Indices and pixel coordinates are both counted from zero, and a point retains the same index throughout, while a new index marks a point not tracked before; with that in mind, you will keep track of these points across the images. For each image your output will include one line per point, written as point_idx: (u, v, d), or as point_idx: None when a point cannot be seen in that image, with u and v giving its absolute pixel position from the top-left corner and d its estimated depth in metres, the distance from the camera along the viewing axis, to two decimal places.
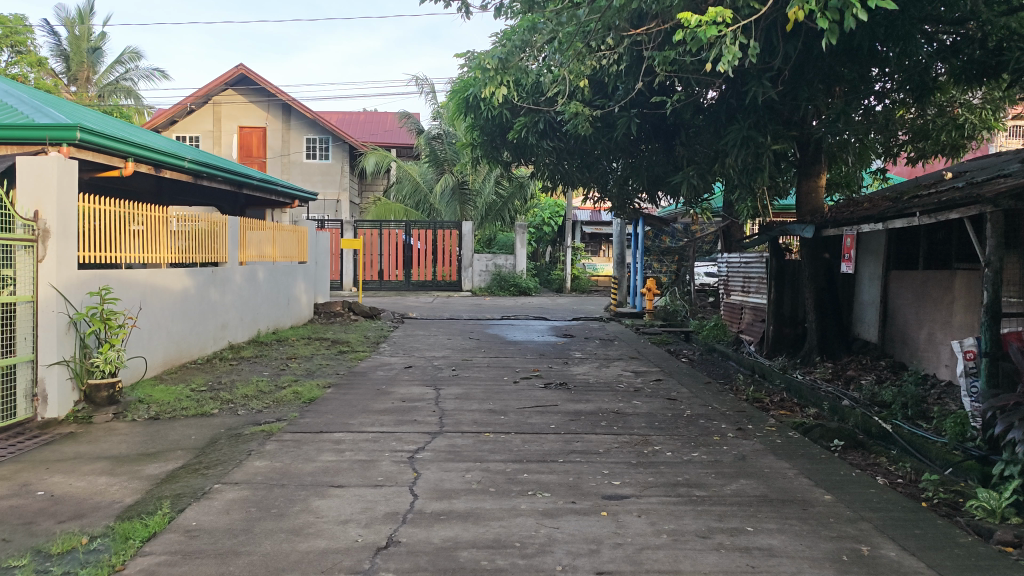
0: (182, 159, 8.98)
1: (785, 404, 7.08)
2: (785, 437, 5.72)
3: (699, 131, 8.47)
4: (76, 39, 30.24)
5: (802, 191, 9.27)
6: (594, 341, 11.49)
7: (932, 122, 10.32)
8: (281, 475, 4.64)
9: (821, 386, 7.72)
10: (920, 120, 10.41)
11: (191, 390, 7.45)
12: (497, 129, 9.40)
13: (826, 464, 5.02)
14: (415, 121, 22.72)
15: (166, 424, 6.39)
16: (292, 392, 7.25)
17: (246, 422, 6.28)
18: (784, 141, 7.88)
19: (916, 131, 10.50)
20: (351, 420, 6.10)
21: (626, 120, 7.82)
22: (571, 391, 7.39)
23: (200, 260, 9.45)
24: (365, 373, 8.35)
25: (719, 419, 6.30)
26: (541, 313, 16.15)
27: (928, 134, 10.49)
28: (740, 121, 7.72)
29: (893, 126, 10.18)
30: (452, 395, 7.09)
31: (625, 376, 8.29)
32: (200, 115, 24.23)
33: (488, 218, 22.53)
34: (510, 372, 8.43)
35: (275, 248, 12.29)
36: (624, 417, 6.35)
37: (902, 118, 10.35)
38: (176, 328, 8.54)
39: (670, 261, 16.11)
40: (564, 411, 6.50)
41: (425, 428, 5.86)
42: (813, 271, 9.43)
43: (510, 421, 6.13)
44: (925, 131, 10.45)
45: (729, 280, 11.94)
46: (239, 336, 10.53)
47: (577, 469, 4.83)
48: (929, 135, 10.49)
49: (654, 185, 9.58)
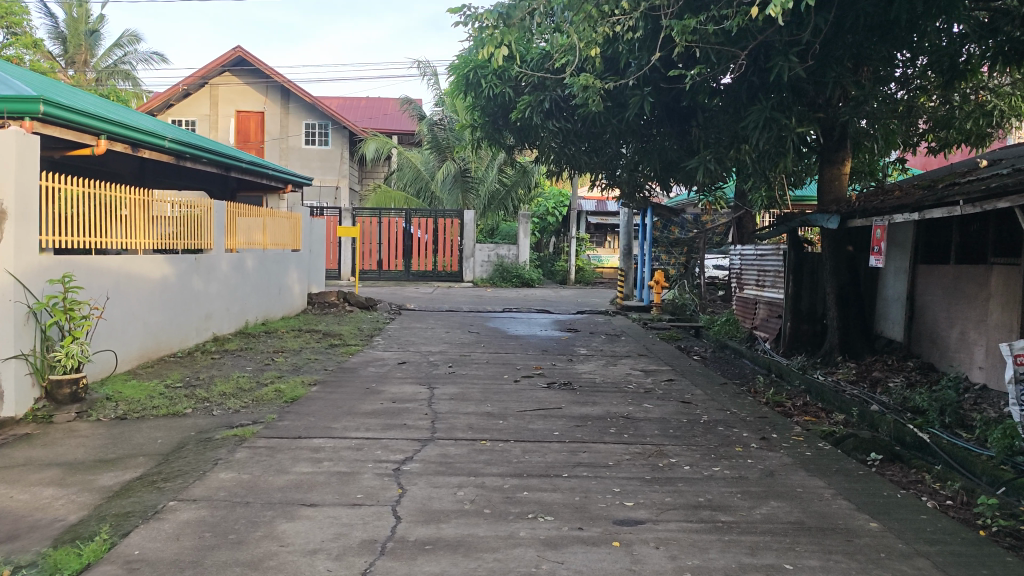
0: (163, 138, 8.39)
1: (810, 409, 6.50)
2: (814, 449, 5.14)
3: (715, 114, 7.87)
4: (74, 21, 29.76)
5: (825, 178, 8.65)
6: (600, 336, 10.91)
7: (957, 111, 9.52)
8: (247, 491, 4.07)
9: (847, 389, 7.15)
10: (943, 108, 9.66)
11: (165, 387, 6.89)
12: (499, 108, 8.82)
13: (866, 483, 4.44)
14: (416, 106, 22.11)
15: (132, 425, 5.82)
16: (274, 391, 6.68)
17: (219, 424, 5.70)
18: (809, 124, 7.28)
19: (937, 119, 9.73)
20: (334, 423, 5.52)
21: (639, 98, 7.25)
22: (576, 392, 6.81)
23: (183, 247, 8.86)
24: (355, 370, 7.77)
25: (739, 426, 5.72)
26: (544, 305, 15.57)
27: (951, 124, 9.70)
28: (762, 101, 7.13)
29: (915, 115, 9.46)
30: (447, 396, 6.52)
31: (635, 376, 7.70)
32: (196, 98, 23.60)
33: (491, 207, 21.87)
34: (511, 370, 7.85)
35: (266, 235, 11.71)
36: (636, 422, 5.77)
37: (924, 105, 9.62)
38: (152, 319, 7.96)
39: (678, 253, 14.76)
40: (569, 415, 5.93)
41: (415, 434, 5.29)
42: (835, 265, 8.85)
43: (510, 426, 5.55)
44: (948, 121, 9.66)
45: (742, 273, 11.32)
46: (225, 327, 9.96)
47: (583, 487, 4.26)
48: (952, 124, 9.70)
49: (667, 171, 8.98)
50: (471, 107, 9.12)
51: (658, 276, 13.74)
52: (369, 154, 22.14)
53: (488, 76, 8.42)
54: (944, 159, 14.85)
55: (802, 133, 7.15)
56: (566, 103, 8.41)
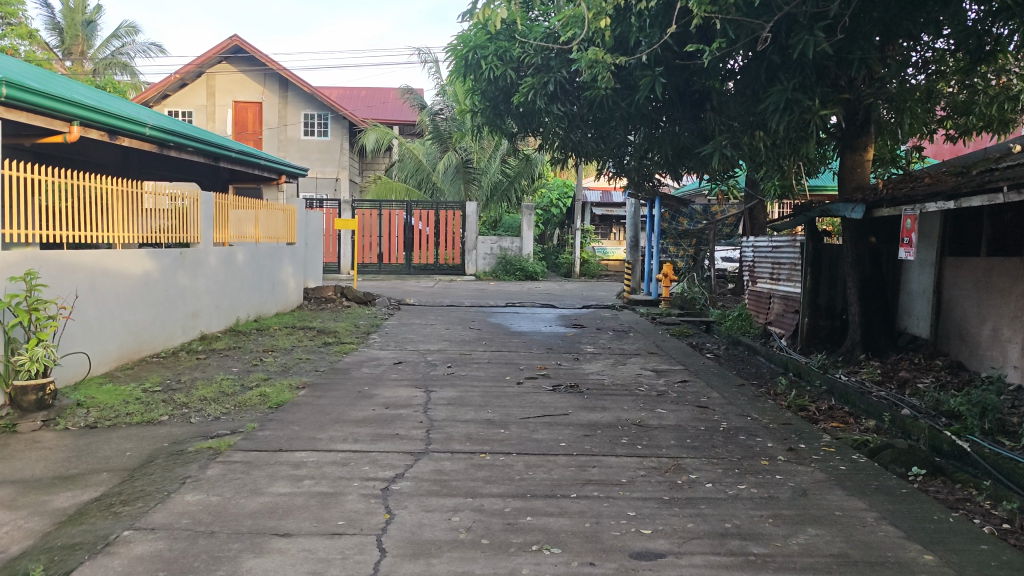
0: (144, 125, 7.91)
1: (836, 414, 6.05)
2: (849, 463, 4.65)
3: (732, 96, 7.36)
4: (71, 12, 29.30)
5: (847, 165, 8.12)
6: (608, 333, 10.40)
7: (978, 96, 8.97)
8: (214, 518, 3.61)
9: (873, 391, 6.65)
10: (964, 93, 9.11)
11: (143, 391, 6.42)
12: (500, 92, 8.33)
13: (912, 505, 3.95)
14: (417, 96, 21.59)
15: (101, 436, 5.35)
16: (259, 395, 6.21)
17: (196, 434, 5.23)
18: (833, 105, 6.77)
19: (957, 105, 9.19)
20: (319, 434, 5.04)
21: (651, 78, 6.76)
22: (584, 396, 6.32)
23: (167, 240, 8.36)
24: (348, 371, 7.28)
25: (763, 436, 5.23)
26: (549, 299, 15.06)
27: (972, 109, 9.15)
28: (783, 81, 6.63)
29: (934, 100, 8.93)
30: (444, 401, 6.04)
31: (646, 376, 7.22)
32: (192, 89, 23.09)
33: (494, 198, 21.11)
34: (514, 371, 7.37)
35: (258, 227, 11.21)
36: (650, 431, 5.28)
37: (943, 90, 9.09)
38: (132, 318, 7.49)
39: (687, 245, 14.33)
40: (576, 424, 5.44)
41: (407, 446, 4.81)
42: (857, 257, 8.34)
43: (513, 436, 5.06)
44: (968, 107, 9.13)
45: (755, 266, 10.79)
46: (214, 325, 9.49)
47: (595, 510, 3.78)
48: (973, 110, 9.15)
49: (678, 159, 8.47)
50: (471, 91, 8.60)
51: (667, 269, 13.22)
52: (368, 145, 21.58)
53: (489, 56, 7.88)
54: (965, 146, 14.27)
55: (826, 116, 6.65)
56: (571, 84, 7.90)
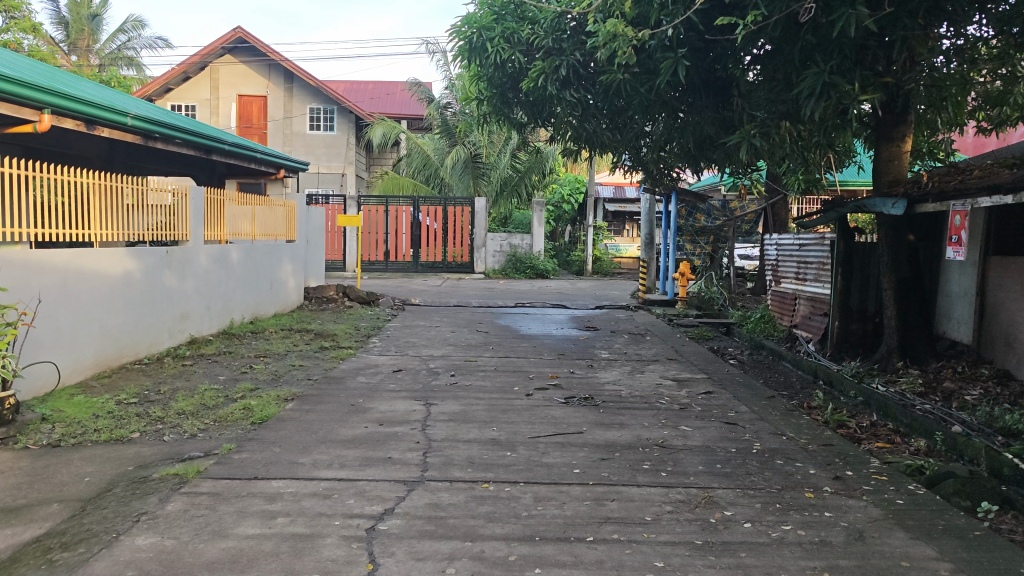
0: (125, 115, 7.36)
1: (880, 433, 5.43)
2: (906, 496, 4.04)
3: (762, 82, 6.77)
4: (76, 6, 28.82)
5: (882, 157, 7.46)
6: (622, 336, 9.80)
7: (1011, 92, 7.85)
8: (164, 570, 3.05)
9: (917, 404, 6.02)
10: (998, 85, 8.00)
11: (117, 403, 5.87)
12: (508, 78, 7.76)
13: (990, 552, 3.34)
14: (426, 89, 20.96)
15: (62, 456, 4.80)
16: (242, 409, 5.65)
17: (166, 456, 4.67)
18: (874, 90, 6.16)
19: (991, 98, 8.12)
20: (302, 458, 4.47)
21: (674, 61, 6.19)
22: (599, 410, 5.74)
23: (153, 238, 7.81)
24: (343, 380, 6.72)
25: (803, 459, 4.63)
26: (560, 299, 14.47)
27: (1006, 103, 8.04)
28: (819, 63, 6.05)
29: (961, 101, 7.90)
30: (445, 416, 5.48)
31: (665, 387, 6.61)
32: (196, 82, 22.60)
33: (504, 194, 20.76)
34: (523, 380, 6.80)
35: (255, 224, 10.66)
36: (675, 454, 4.68)
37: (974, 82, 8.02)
38: (111, 321, 6.94)
39: (705, 242, 13.57)
40: (591, 444, 4.85)
41: (400, 474, 4.23)
42: (894, 256, 7.68)
43: (520, 461, 4.48)
44: (1002, 100, 8.04)
45: (779, 265, 10.15)
46: (205, 328, 8.95)
47: (614, 558, 3.20)
48: (1006, 104, 8.04)
49: (699, 151, 7.88)
50: (476, 78, 8.04)
51: (684, 267, 12.47)
52: (375, 140, 21.03)
53: (495, 38, 7.37)
54: (996, 139, 13.58)
55: (866, 101, 6.05)
56: (585, 67, 7.34)
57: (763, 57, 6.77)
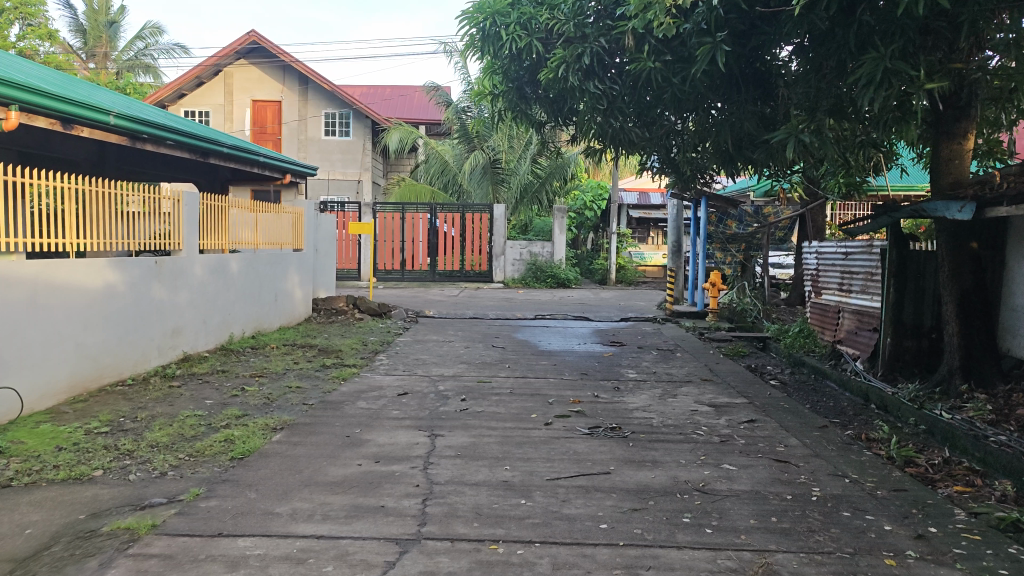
0: (108, 114, 6.77)
1: (957, 474, 4.64)
2: (1009, 564, 3.28)
3: (810, 70, 6.06)
4: (93, 13, 28.60)
5: (941, 156, 6.69)
6: (650, 353, 9.05)
7: None
8: None
9: (991, 435, 5.22)
10: None
11: (85, 434, 5.22)
12: (525, 68, 7.13)
13: None
14: (444, 93, 20.36)
15: (9, 498, 4.14)
16: (223, 441, 4.99)
17: (124, 502, 3.99)
18: (941, 77, 5.40)
19: None
20: (279, 507, 3.80)
21: (713, 46, 5.54)
22: (627, 444, 5.02)
23: (140, 247, 7.18)
24: (341, 405, 6.05)
25: (874, 511, 3.88)
26: (583, 310, 13.74)
27: None
28: (878, 47, 5.31)
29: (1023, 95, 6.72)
30: (451, 451, 4.78)
31: (702, 415, 5.86)
32: (211, 88, 22.18)
33: (524, 202, 19.94)
34: (542, 406, 6.08)
35: (259, 232, 10.05)
36: (719, 502, 3.95)
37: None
38: (89, 339, 6.33)
39: (735, 250, 12.62)
40: (621, 490, 4.12)
41: (393, 530, 3.53)
42: (956, 266, 6.81)
43: (536, 513, 3.76)
44: None
45: (820, 275, 9.37)
46: (200, 343, 8.32)
47: None
48: None
49: (735, 153, 7.18)
50: (490, 75, 7.42)
51: (713, 277, 11.92)
52: (392, 146, 20.51)
53: (510, 25, 6.77)
54: None
55: (932, 90, 5.29)
56: (610, 56, 6.63)
57: (808, 46, 6.04)
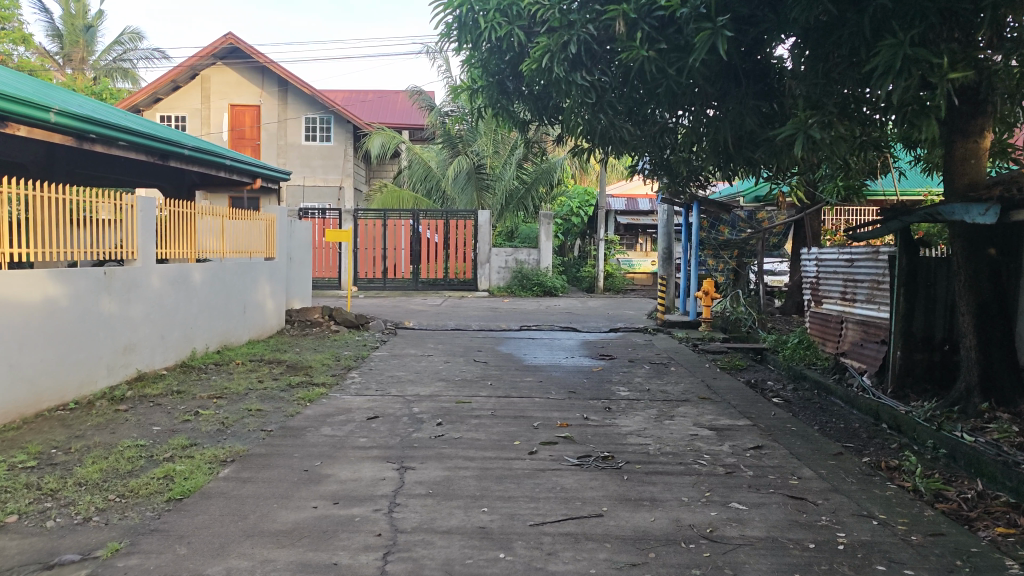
0: (48, 112, 6.11)
1: (995, 511, 4.09)
2: None
3: (819, 60, 5.52)
4: (70, 17, 27.91)
5: (957, 155, 6.15)
6: (643, 368, 8.49)
7: None
8: None
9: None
10: None
11: (7, 469, 4.58)
12: (508, 58, 6.59)
13: None
14: (427, 97, 19.79)
15: None
16: (164, 478, 4.36)
17: (32, 559, 3.36)
18: (964, 67, 4.88)
19: None
20: (211, 567, 3.19)
21: (713, 31, 5.01)
22: (621, 478, 4.44)
23: (94, 256, 6.51)
24: (304, 431, 5.45)
25: (912, 563, 3.32)
26: (570, 320, 13.18)
27: None
28: (896, 33, 4.80)
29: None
30: (421, 489, 4.19)
31: (703, 440, 5.30)
32: (187, 91, 21.55)
33: (510, 207, 19.32)
34: (526, 430, 5.51)
35: (226, 240, 9.43)
36: (732, 554, 3.37)
37: None
38: (25, 360, 5.70)
39: (728, 256, 12.17)
40: (617, 537, 3.54)
41: None
42: (973, 274, 6.24)
43: (517, 571, 3.18)
44: None
45: (819, 283, 8.85)
46: (157, 360, 7.69)
47: None
48: None
49: (732, 155, 6.66)
50: (469, 67, 6.88)
51: (707, 284, 11.29)
52: (374, 151, 19.95)
53: (490, 12, 6.21)
54: None
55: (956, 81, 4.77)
56: (600, 44, 6.09)
57: (816, 33, 5.51)
